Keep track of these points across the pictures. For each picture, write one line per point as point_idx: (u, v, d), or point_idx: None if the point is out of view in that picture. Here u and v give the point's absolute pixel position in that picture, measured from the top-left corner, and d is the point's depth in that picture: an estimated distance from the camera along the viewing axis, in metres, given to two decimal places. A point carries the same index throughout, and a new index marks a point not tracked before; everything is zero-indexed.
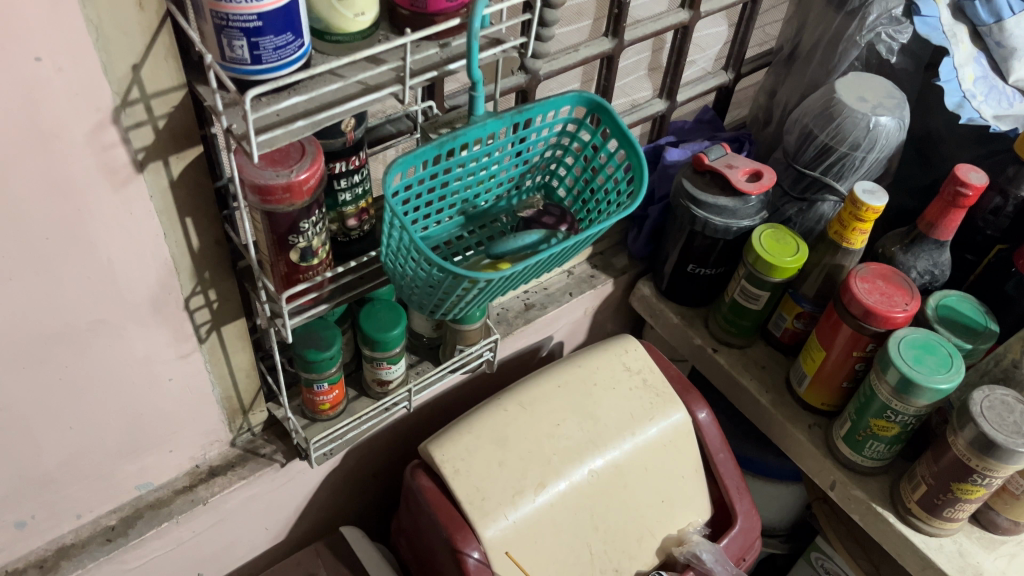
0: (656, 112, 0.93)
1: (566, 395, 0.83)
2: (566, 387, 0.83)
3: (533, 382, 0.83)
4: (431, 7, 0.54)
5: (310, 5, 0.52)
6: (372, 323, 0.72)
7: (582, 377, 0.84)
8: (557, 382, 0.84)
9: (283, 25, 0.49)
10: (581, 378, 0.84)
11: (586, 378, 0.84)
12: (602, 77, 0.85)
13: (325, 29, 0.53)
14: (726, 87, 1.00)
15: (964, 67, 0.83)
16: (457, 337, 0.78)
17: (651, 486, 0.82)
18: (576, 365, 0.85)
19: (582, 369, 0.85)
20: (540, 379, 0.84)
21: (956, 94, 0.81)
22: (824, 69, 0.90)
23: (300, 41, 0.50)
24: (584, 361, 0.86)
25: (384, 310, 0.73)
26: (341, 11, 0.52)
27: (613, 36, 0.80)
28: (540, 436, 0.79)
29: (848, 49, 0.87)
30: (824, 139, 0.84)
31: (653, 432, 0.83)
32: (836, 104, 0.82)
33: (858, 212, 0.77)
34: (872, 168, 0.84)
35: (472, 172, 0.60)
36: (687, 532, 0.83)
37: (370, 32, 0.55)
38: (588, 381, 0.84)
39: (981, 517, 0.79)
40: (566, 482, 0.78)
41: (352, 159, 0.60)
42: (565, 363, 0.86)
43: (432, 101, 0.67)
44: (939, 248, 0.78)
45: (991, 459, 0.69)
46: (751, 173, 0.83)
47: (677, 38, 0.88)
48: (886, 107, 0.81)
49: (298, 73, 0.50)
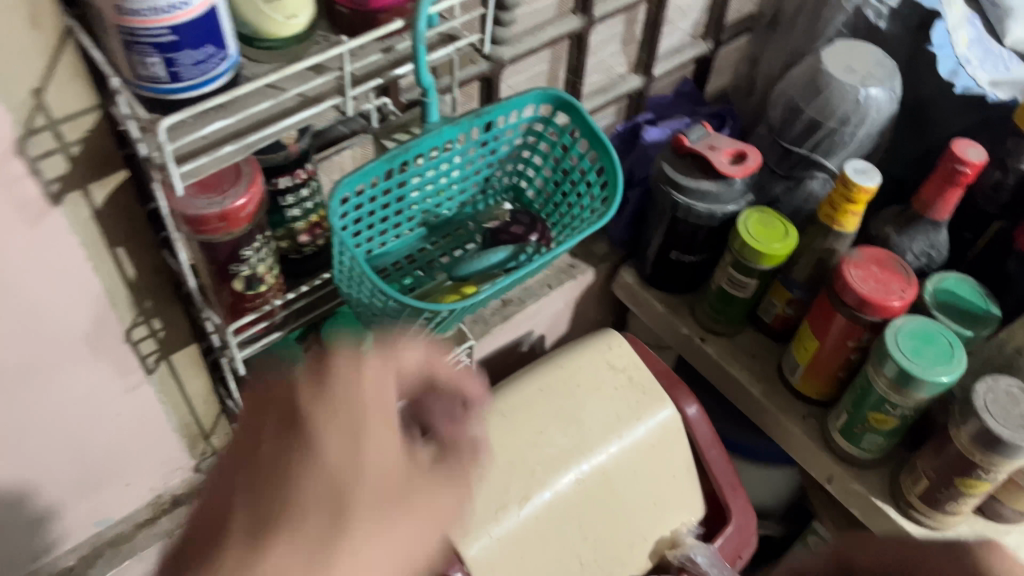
0: (632, 88, 0.87)
1: (549, 401, 0.78)
2: (549, 392, 0.79)
3: (517, 389, 0.79)
4: (373, 3, 0.49)
5: (235, 8, 0.46)
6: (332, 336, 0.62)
7: (566, 379, 0.80)
8: (541, 386, 0.79)
9: (203, 37, 0.43)
10: (566, 381, 0.80)
11: (569, 380, 0.80)
12: (572, 57, 0.79)
13: (254, 34, 0.47)
14: (706, 58, 0.94)
15: (959, 30, 0.78)
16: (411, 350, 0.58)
17: (641, 488, 0.79)
18: (562, 366, 0.81)
19: (567, 372, 0.81)
20: (525, 386, 0.79)
21: (950, 60, 0.77)
22: (810, 35, 0.85)
23: (225, 53, 0.45)
24: (568, 362, 0.81)
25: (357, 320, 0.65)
26: (270, 13, 0.46)
27: (583, 12, 0.74)
28: (522, 446, 0.75)
29: (835, 15, 0.82)
30: (811, 114, 0.78)
31: (641, 432, 0.79)
32: (823, 76, 0.77)
33: (849, 194, 0.73)
34: (863, 143, 0.79)
35: (430, 182, 0.55)
36: (681, 534, 0.80)
37: (306, 34, 0.49)
38: (570, 383, 0.80)
39: (986, 508, 0.76)
40: (551, 491, 0.74)
41: (298, 172, 0.55)
42: (547, 365, 0.81)
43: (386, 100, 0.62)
44: (936, 228, 0.74)
45: (993, 451, 0.66)
46: (735, 153, 0.78)
47: (651, 9, 0.82)
48: (876, 78, 0.76)
49: (220, 95, 0.44)
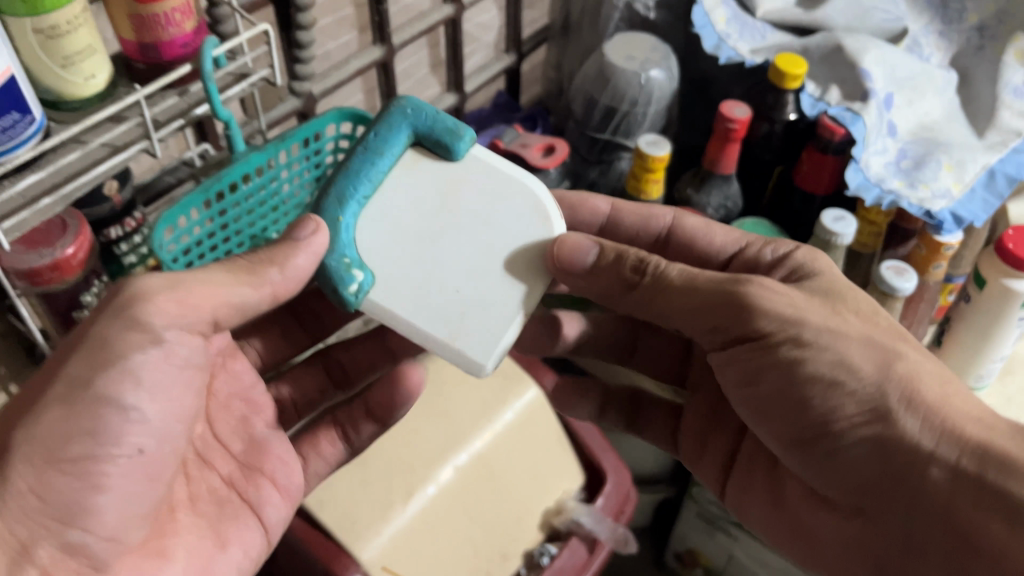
0: (448, 106, 0.93)
1: (479, 317, 0.54)
2: (490, 333, 0.53)
3: (487, 365, 0.53)
4: (166, 55, 0.54)
5: (34, 79, 0.51)
6: (402, 277, 0.55)
7: (442, 277, 0.55)
8: (494, 336, 0.53)
9: (7, 104, 0.47)
10: (488, 352, 0.53)
11: (530, 208, 0.57)
12: (383, 83, 0.85)
13: (58, 98, 0.52)
14: (512, 69, 1.01)
15: (715, 10, 0.86)
16: (567, 235, 0.55)
17: (518, 466, 0.84)
18: (495, 290, 0.55)
19: (519, 252, 0.56)
20: (477, 370, 0.53)
21: (712, 37, 0.85)
22: (594, 34, 0.93)
23: (31, 116, 0.48)
24: (527, 273, 0.55)
25: (392, 185, 0.57)
26: (68, 77, 0.51)
27: (382, 42, 0.80)
28: (400, 449, 0.81)
29: (610, 13, 0.91)
30: (606, 102, 0.88)
31: (510, 416, 0.85)
32: (608, 67, 0.86)
33: (646, 164, 0.82)
34: (655, 120, 0.89)
35: (262, 189, 0.62)
36: (564, 500, 0.85)
37: (108, 92, 0.54)
38: (433, 227, 0.56)
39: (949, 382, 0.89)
40: (435, 485, 0.79)
41: (127, 221, 0.59)
42: (549, 281, 0.55)
43: (205, 144, 0.65)
44: (727, 180, 0.83)
45: None
46: (545, 147, 0.86)
47: (448, 32, 0.89)
48: (654, 61, 0.86)
49: None
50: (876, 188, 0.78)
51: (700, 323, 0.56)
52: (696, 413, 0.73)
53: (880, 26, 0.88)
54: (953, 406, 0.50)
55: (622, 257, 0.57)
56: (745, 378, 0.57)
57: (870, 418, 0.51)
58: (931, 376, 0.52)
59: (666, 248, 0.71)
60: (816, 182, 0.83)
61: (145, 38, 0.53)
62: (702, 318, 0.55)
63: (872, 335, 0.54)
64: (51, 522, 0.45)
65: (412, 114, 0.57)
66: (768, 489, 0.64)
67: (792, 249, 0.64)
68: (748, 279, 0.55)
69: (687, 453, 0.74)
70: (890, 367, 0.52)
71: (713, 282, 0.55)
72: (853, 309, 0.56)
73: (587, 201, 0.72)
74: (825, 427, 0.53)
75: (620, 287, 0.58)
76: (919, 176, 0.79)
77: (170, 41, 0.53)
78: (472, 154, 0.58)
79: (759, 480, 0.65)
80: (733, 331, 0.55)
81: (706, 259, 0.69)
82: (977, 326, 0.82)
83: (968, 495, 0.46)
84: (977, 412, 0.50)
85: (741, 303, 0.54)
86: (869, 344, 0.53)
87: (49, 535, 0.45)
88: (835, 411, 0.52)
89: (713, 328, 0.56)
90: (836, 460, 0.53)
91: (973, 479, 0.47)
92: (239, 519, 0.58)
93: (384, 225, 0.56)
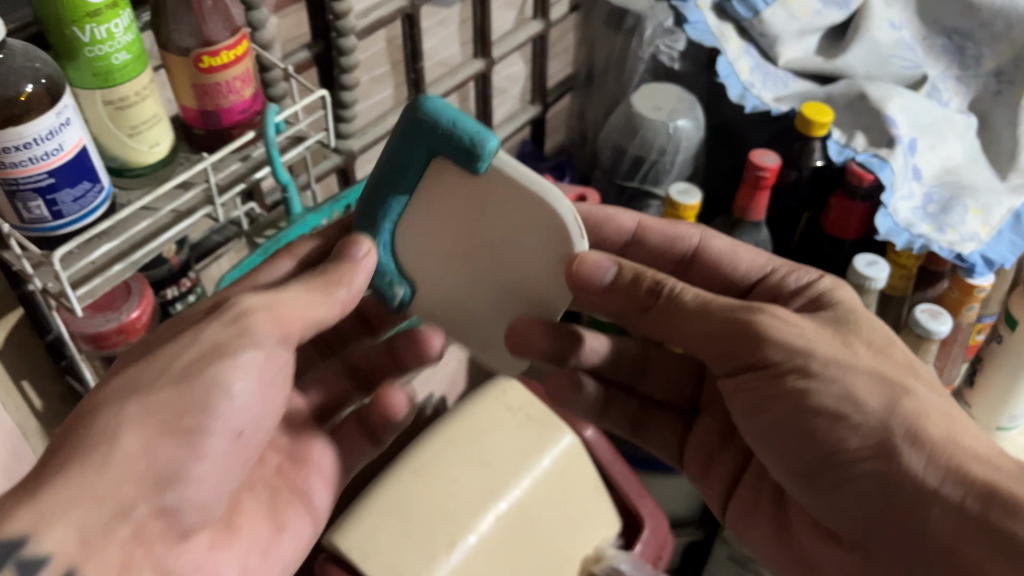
0: None
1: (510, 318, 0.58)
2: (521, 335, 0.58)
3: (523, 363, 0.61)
4: (225, 121, 0.55)
5: (101, 147, 0.52)
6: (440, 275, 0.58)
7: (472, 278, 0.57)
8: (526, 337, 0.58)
9: (79, 175, 0.48)
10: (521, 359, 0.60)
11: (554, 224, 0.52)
12: None
13: (123, 165, 0.53)
14: (538, 119, 1.03)
15: (739, 60, 0.88)
16: (588, 251, 0.52)
17: (558, 513, 0.84)
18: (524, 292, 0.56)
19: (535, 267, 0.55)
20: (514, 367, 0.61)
21: (736, 86, 0.86)
22: (619, 85, 0.95)
23: (100, 185, 0.50)
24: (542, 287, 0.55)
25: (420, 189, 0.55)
26: (135, 145, 0.52)
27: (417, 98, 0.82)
28: (441, 499, 0.81)
29: (635, 65, 0.93)
30: (634, 151, 0.89)
31: (548, 463, 0.86)
32: (635, 118, 0.88)
33: (678, 213, 0.83)
34: (682, 168, 0.90)
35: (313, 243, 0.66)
36: (603, 547, 0.85)
37: (170, 158, 0.55)
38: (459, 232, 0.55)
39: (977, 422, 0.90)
40: (477, 534, 0.79)
41: (183, 282, 0.60)
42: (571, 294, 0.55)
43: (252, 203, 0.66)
44: (757, 227, 0.85)
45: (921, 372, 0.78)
46: (576, 197, 0.87)
47: (479, 86, 0.91)
48: (680, 111, 0.87)
49: (69, 242, 0.45)
50: (906, 233, 0.79)
51: (710, 350, 0.56)
52: (703, 432, 0.71)
53: (899, 73, 0.89)
54: (963, 445, 0.49)
55: (640, 277, 0.57)
56: (751, 408, 0.57)
57: (876, 452, 0.50)
58: (940, 414, 0.51)
59: (690, 267, 0.69)
60: (843, 229, 0.84)
61: (206, 106, 0.54)
62: (711, 344, 0.56)
63: (881, 369, 0.52)
64: (153, 483, 0.44)
65: (431, 125, 0.52)
66: (773, 520, 0.64)
67: (815, 278, 0.62)
68: (758, 307, 0.55)
69: (690, 473, 0.73)
70: (897, 404, 0.50)
71: (724, 308, 0.56)
72: (864, 340, 0.55)
73: (613, 217, 0.70)
74: (832, 456, 0.52)
75: (636, 307, 0.58)
76: (947, 220, 0.80)
77: (230, 108, 0.55)
78: (495, 166, 0.52)
79: (765, 508, 0.65)
80: (742, 358, 0.55)
81: (731, 284, 0.68)
82: (1008, 368, 0.84)
83: (971, 536, 0.45)
84: (986, 453, 0.49)
85: (751, 331, 0.54)
86: (876, 376, 0.52)
87: (150, 496, 0.44)
88: (841, 443, 0.51)
89: (722, 355, 0.56)
90: (840, 491, 0.52)
91: (977, 519, 0.45)
92: (292, 513, 0.60)
93: (419, 233, 0.57)
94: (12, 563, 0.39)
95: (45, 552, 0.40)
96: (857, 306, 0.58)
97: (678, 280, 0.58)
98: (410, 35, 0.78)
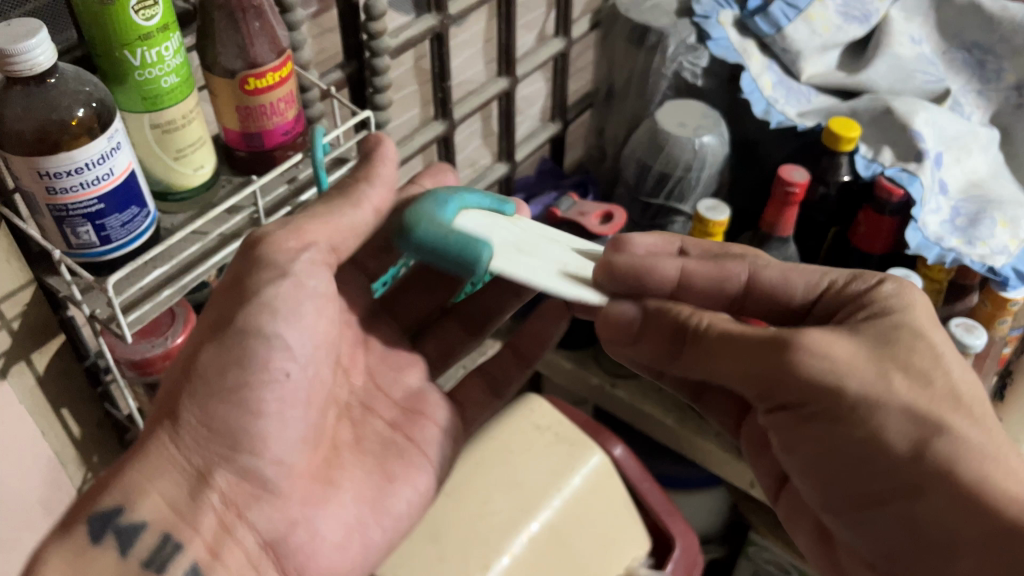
0: (499, 175, 0.95)
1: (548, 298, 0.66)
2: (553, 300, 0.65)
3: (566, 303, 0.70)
4: (268, 143, 0.55)
5: (145, 170, 0.51)
6: None
7: None
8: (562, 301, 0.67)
9: (127, 200, 0.47)
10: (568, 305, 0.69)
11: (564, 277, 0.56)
12: (442, 156, 0.86)
13: (167, 189, 0.52)
14: (558, 136, 1.03)
15: (762, 76, 0.88)
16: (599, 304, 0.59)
17: (589, 534, 0.83)
18: None
19: None
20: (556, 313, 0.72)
21: (761, 102, 0.86)
22: (641, 102, 0.95)
23: (147, 210, 0.49)
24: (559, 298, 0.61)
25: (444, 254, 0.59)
26: (180, 169, 0.52)
27: (444, 117, 0.82)
28: (473, 520, 0.80)
29: (658, 82, 0.92)
30: (659, 168, 0.89)
31: (577, 481, 0.85)
32: (660, 135, 0.88)
33: (706, 229, 0.83)
34: (707, 184, 0.90)
35: None
36: (634, 567, 0.84)
37: (212, 181, 0.54)
38: None
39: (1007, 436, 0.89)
40: (508, 556, 0.78)
41: None
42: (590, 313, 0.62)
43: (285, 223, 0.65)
44: (785, 243, 0.84)
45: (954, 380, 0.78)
46: (602, 215, 0.87)
47: (502, 105, 0.90)
48: (705, 128, 0.87)
49: (124, 268, 0.45)
50: (937, 247, 0.79)
51: (748, 385, 0.49)
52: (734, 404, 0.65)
53: (922, 88, 0.90)
54: (994, 483, 0.41)
55: None
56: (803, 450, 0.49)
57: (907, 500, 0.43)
58: None
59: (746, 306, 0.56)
60: (871, 243, 0.84)
61: (249, 128, 0.54)
62: (745, 381, 0.49)
63: (919, 400, 0.44)
64: (222, 450, 0.49)
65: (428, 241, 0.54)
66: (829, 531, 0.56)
67: (879, 284, 0.52)
68: (789, 338, 0.47)
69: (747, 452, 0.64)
70: (926, 446, 0.43)
71: (750, 342, 0.48)
72: (914, 365, 0.45)
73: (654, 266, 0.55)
74: (870, 499, 0.45)
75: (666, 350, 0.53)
76: (976, 233, 0.80)
77: (273, 130, 0.54)
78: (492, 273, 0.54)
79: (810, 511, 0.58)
80: (777, 397, 0.48)
81: None
82: None
83: None
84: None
85: (778, 370, 0.47)
86: (910, 414, 0.44)
87: (224, 462, 0.49)
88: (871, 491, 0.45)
89: (759, 392, 0.49)
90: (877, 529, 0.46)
91: None
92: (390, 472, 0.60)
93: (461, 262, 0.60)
94: (114, 532, 0.46)
95: (142, 519, 0.46)
96: (926, 325, 0.48)
97: (703, 313, 0.52)
98: (439, 54, 0.77)
